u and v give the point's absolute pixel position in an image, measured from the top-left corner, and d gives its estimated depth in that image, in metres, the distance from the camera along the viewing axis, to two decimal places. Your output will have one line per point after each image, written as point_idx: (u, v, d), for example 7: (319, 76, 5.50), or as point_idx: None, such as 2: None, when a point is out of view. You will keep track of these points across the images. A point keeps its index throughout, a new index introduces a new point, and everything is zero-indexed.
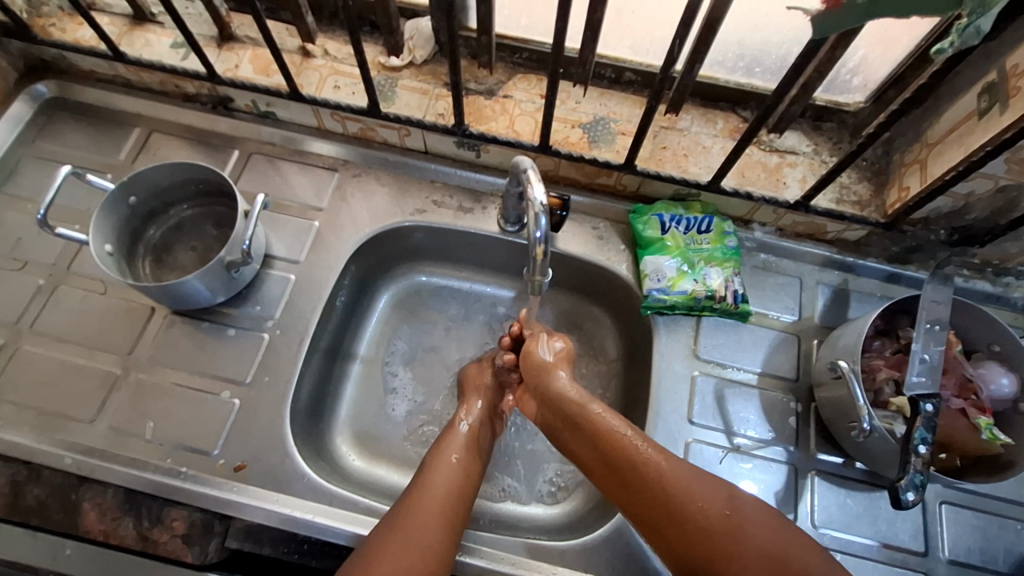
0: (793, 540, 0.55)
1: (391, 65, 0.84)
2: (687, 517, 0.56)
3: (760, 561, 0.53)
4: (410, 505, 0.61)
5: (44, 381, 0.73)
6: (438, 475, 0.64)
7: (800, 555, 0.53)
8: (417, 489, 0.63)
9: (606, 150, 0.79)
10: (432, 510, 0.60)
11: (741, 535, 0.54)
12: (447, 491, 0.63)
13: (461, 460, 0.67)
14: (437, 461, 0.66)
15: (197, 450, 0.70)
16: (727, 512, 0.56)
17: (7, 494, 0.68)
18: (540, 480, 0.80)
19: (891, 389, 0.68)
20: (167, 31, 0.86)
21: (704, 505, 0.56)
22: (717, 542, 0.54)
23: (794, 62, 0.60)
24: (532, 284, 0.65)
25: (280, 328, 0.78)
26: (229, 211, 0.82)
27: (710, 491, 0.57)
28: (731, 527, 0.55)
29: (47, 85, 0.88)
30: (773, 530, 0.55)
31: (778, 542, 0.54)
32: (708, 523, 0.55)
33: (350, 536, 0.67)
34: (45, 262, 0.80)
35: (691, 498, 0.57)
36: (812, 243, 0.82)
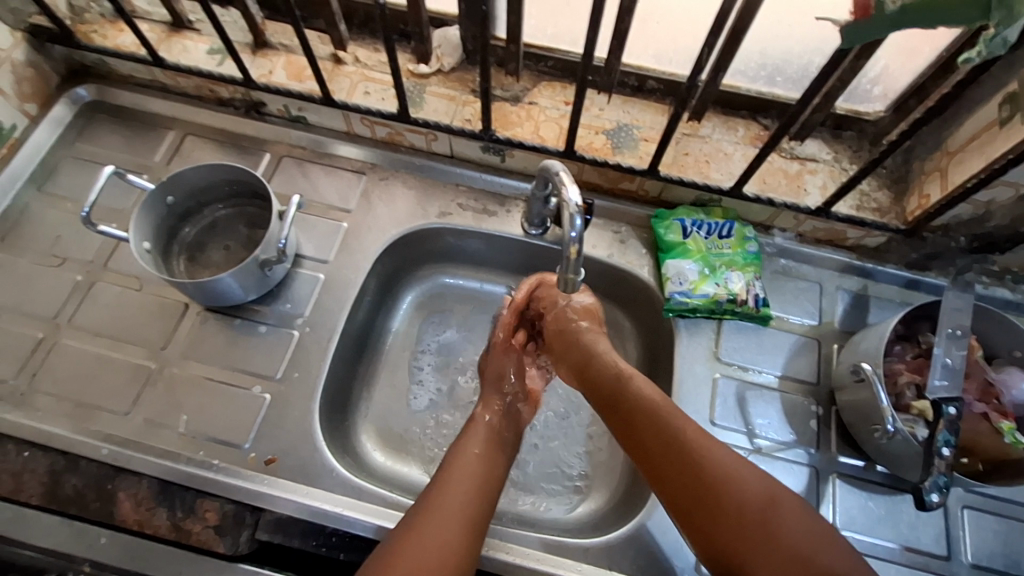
0: (824, 534, 0.51)
1: (420, 72, 0.86)
2: (714, 501, 0.53)
3: (789, 553, 0.50)
4: (438, 494, 0.61)
5: (81, 374, 0.75)
6: (460, 465, 0.64)
7: (835, 550, 0.50)
8: (443, 482, 0.62)
9: (630, 156, 0.81)
10: (458, 504, 0.60)
11: (772, 523, 0.51)
12: (469, 479, 0.63)
13: (484, 455, 0.66)
14: (460, 451, 0.66)
15: (229, 443, 0.72)
16: (759, 499, 0.53)
17: (45, 483, 0.70)
18: (563, 478, 0.81)
19: (913, 394, 0.69)
20: (204, 37, 0.89)
21: (743, 483, 0.54)
22: (744, 531, 0.52)
23: (820, 72, 0.62)
24: (565, 282, 0.65)
25: (309, 326, 0.79)
26: (262, 212, 0.84)
27: (743, 476, 0.54)
28: (759, 514, 0.52)
29: (87, 89, 0.92)
30: (804, 516, 0.52)
31: (811, 534, 0.51)
32: (737, 513, 0.52)
33: (372, 528, 0.68)
34: (83, 259, 0.82)
35: (718, 483, 0.54)
36: (831, 249, 0.83)
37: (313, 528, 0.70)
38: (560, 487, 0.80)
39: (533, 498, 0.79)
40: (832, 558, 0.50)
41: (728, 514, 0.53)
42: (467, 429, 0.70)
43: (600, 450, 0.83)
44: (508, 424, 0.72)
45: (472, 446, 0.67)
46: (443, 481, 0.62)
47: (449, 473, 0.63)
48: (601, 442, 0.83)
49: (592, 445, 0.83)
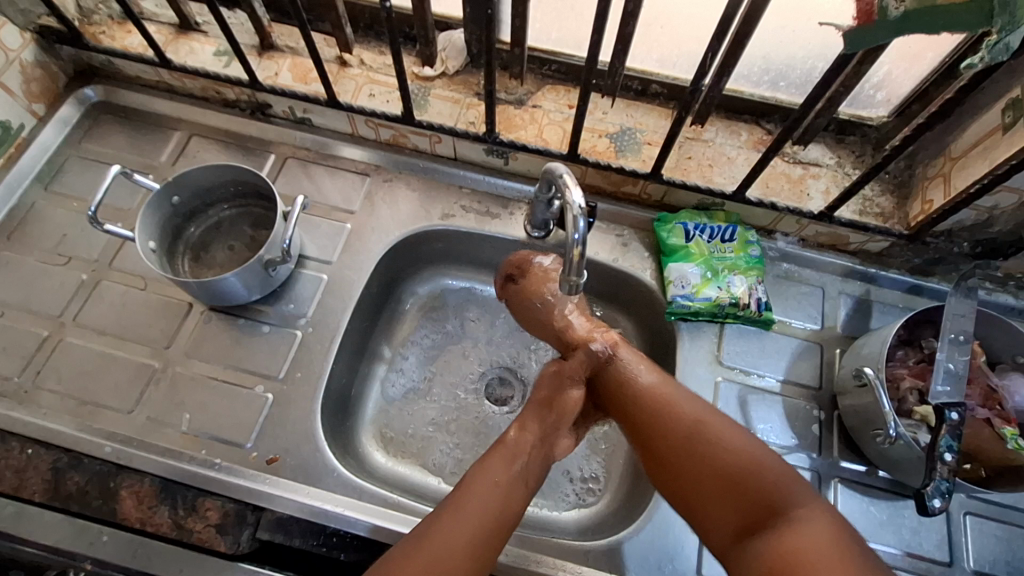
0: (761, 459, 0.58)
1: (424, 75, 0.87)
2: (654, 437, 0.62)
3: (719, 475, 0.57)
4: (449, 515, 0.57)
5: (85, 372, 0.76)
6: (476, 494, 0.59)
7: (770, 473, 0.57)
8: (460, 501, 0.58)
9: (633, 159, 0.81)
10: (473, 526, 0.57)
11: (704, 452, 0.59)
12: (484, 511, 0.58)
13: (506, 482, 0.60)
14: (479, 476, 0.60)
15: (231, 442, 0.72)
16: (692, 431, 0.60)
17: (48, 480, 0.70)
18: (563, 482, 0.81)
19: (916, 399, 0.69)
20: (211, 39, 0.90)
21: (725, 443, 0.59)
22: (680, 462, 0.59)
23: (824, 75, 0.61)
24: (567, 285, 0.63)
25: (312, 326, 0.80)
26: (266, 213, 0.85)
27: (678, 410, 0.62)
28: (689, 443, 0.60)
29: (94, 89, 0.92)
30: (740, 444, 0.59)
31: (751, 464, 0.57)
32: (671, 444, 0.60)
33: (367, 527, 0.68)
34: (88, 257, 0.83)
35: (657, 420, 0.62)
36: (834, 254, 0.83)
37: (314, 528, 0.70)
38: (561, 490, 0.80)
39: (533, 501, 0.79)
40: (763, 482, 0.56)
41: (666, 447, 0.61)
42: (493, 448, 0.63)
43: (601, 453, 0.83)
44: (538, 451, 0.64)
45: (495, 466, 0.61)
46: (458, 502, 0.58)
47: (467, 492, 0.59)
48: (603, 445, 0.83)
49: (592, 448, 0.83)
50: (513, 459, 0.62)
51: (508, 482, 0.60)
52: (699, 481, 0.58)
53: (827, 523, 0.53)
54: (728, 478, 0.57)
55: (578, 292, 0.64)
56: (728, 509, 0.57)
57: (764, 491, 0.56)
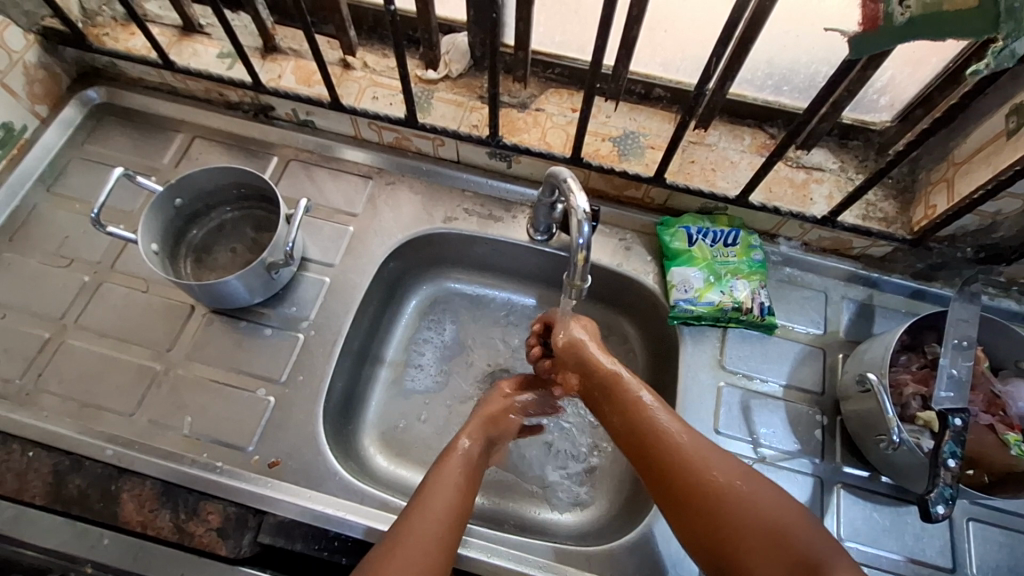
0: (797, 518, 0.54)
1: (428, 78, 0.87)
2: (690, 486, 0.57)
3: (763, 532, 0.53)
4: (417, 513, 0.60)
5: (86, 374, 0.76)
6: (438, 493, 0.62)
7: (807, 532, 0.53)
8: (420, 501, 0.61)
9: (636, 163, 0.81)
10: (433, 529, 0.59)
11: (746, 506, 0.55)
12: (447, 508, 0.61)
13: (460, 485, 0.64)
14: (438, 478, 0.64)
15: (233, 445, 0.72)
16: (733, 486, 0.56)
17: (49, 482, 0.70)
18: (566, 486, 0.80)
19: (918, 404, 0.69)
20: (214, 41, 0.90)
21: (758, 503, 0.55)
22: (720, 514, 0.55)
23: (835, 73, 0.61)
24: (572, 289, 0.64)
25: (315, 329, 0.80)
26: (268, 215, 0.85)
27: (719, 464, 0.58)
28: (734, 495, 0.55)
29: (97, 91, 0.92)
30: (778, 503, 0.55)
31: (787, 520, 0.53)
32: (711, 496, 0.56)
33: (363, 530, 0.68)
34: (90, 259, 0.83)
35: (691, 467, 0.58)
36: (837, 259, 0.83)
37: (315, 532, 0.70)
38: (563, 495, 0.80)
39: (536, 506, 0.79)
40: (805, 540, 0.52)
41: (702, 499, 0.56)
42: (443, 457, 0.67)
43: (602, 457, 0.82)
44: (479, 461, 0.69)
45: (448, 472, 0.65)
46: (417, 505, 0.61)
47: (422, 495, 0.62)
48: (605, 450, 0.83)
49: (594, 453, 0.83)
50: (460, 464, 0.66)
51: (459, 486, 0.64)
52: (742, 538, 0.53)
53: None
54: (771, 536, 0.53)
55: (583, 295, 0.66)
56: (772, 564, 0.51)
57: (806, 549, 0.51)
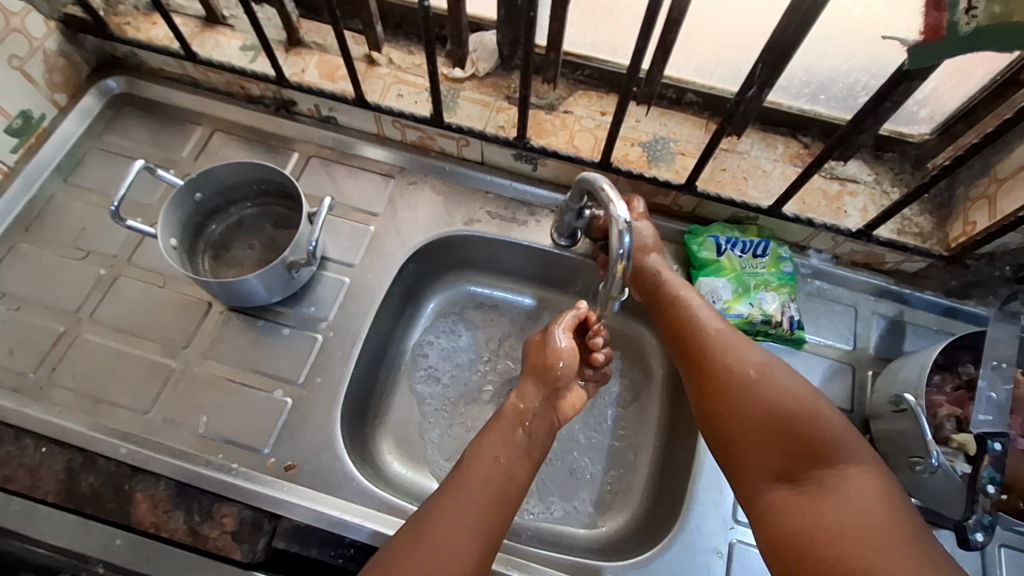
0: (846, 440, 0.54)
1: (454, 76, 0.85)
2: (703, 373, 0.62)
3: (763, 413, 0.57)
4: (453, 494, 0.59)
5: (101, 370, 0.74)
6: (478, 472, 0.61)
7: (848, 451, 0.53)
8: (460, 479, 0.60)
9: (665, 169, 0.80)
10: (475, 505, 0.58)
11: (765, 389, 0.58)
12: (486, 486, 0.60)
13: (506, 457, 0.63)
14: (480, 453, 0.63)
15: (248, 447, 0.71)
16: (782, 394, 0.57)
17: (62, 480, 0.68)
18: (561, 504, 0.78)
19: (952, 426, 0.67)
20: (237, 33, 0.88)
21: (813, 417, 0.55)
22: (720, 397, 0.60)
23: (867, 102, 0.62)
24: (609, 301, 0.63)
25: (333, 330, 0.78)
26: (289, 212, 0.83)
27: (768, 371, 0.60)
28: (737, 390, 0.59)
29: (117, 81, 0.91)
30: (809, 402, 0.56)
31: (809, 415, 0.55)
32: (714, 384, 0.61)
33: (369, 533, 0.67)
34: (107, 253, 0.81)
35: (709, 353, 0.63)
36: (867, 273, 0.81)
37: (332, 538, 0.68)
38: (556, 510, 0.78)
39: (532, 519, 0.77)
40: (818, 429, 0.55)
41: (742, 386, 0.59)
42: (493, 422, 0.67)
43: (623, 469, 0.81)
44: (542, 416, 0.68)
45: (491, 445, 0.64)
46: (458, 483, 0.60)
47: (467, 472, 0.61)
48: (626, 462, 0.81)
49: (614, 464, 0.81)
50: (511, 434, 0.65)
51: (504, 456, 0.63)
52: (742, 423, 0.58)
53: (879, 484, 0.51)
54: (774, 417, 0.56)
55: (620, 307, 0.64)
56: (772, 455, 0.56)
57: (806, 435, 0.54)
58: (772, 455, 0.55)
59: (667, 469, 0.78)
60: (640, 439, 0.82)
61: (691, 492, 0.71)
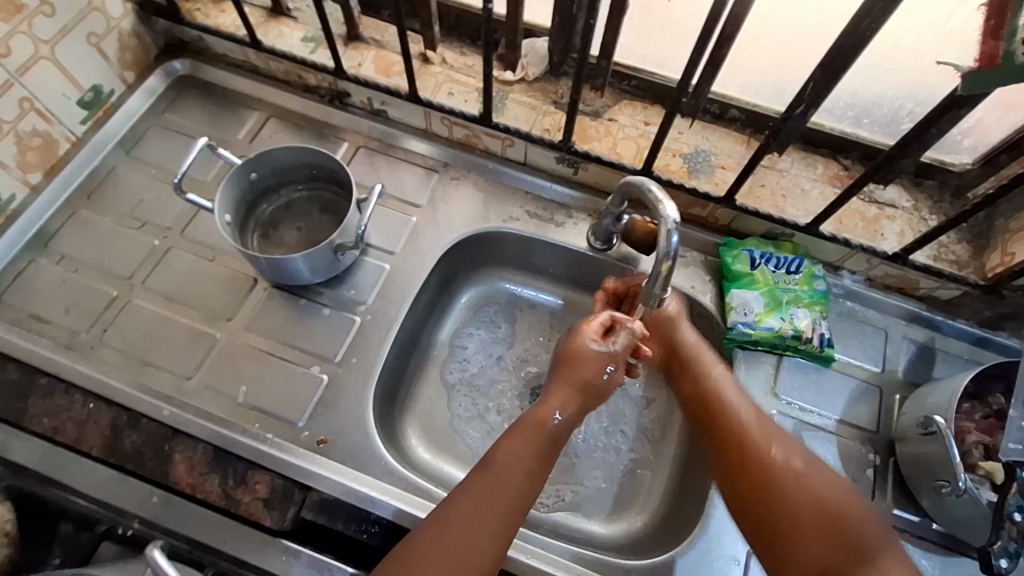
0: (880, 538, 0.55)
1: (505, 79, 0.88)
2: (744, 457, 0.62)
3: (813, 513, 0.56)
4: (476, 504, 0.58)
5: (149, 334, 0.78)
6: (502, 479, 0.60)
7: (881, 549, 0.54)
8: (486, 477, 0.60)
9: (705, 181, 0.81)
10: (497, 508, 0.58)
11: (804, 481, 0.58)
12: (512, 492, 0.59)
13: (532, 471, 0.62)
14: (511, 459, 0.61)
15: (284, 419, 0.73)
16: (824, 491, 0.57)
17: (106, 435, 0.71)
18: (576, 491, 0.80)
19: (980, 454, 0.67)
20: (300, 25, 0.92)
21: (852, 516, 0.56)
22: (763, 486, 0.59)
23: (917, 125, 0.63)
24: (651, 298, 0.67)
25: (371, 313, 0.81)
26: (336, 198, 0.86)
27: (807, 463, 0.60)
28: (773, 476, 0.59)
29: (181, 63, 0.96)
30: (842, 492, 0.58)
31: (847, 506, 0.57)
32: (750, 466, 0.61)
33: (394, 511, 0.69)
34: (162, 224, 0.85)
35: (749, 439, 0.63)
36: (900, 297, 0.82)
37: (358, 514, 0.69)
38: (576, 507, 0.79)
39: (545, 509, 0.79)
40: (858, 525, 0.55)
41: (780, 477, 0.59)
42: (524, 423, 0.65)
43: (643, 472, 0.82)
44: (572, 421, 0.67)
45: (519, 446, 0.63)
46: (486, 479, 0.60)
47: (495, 472, 0.61)
48: (646, 466, 0.82)
49: (635, 467, 0.82)
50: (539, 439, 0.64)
51: (532, 458, 0.63)
52: (786, 509, 0.57)
53: None
54: (819, 511, 0.56)
55: (662, 305, 0.68)
56: (814, 546, 0.55)
57: (852, 531, 0.55)
58: (817, 550, 0.55)
59: (688, 476, 0.79)
60: (662, 445, 0.83)
61: (711, 500, 0.72)
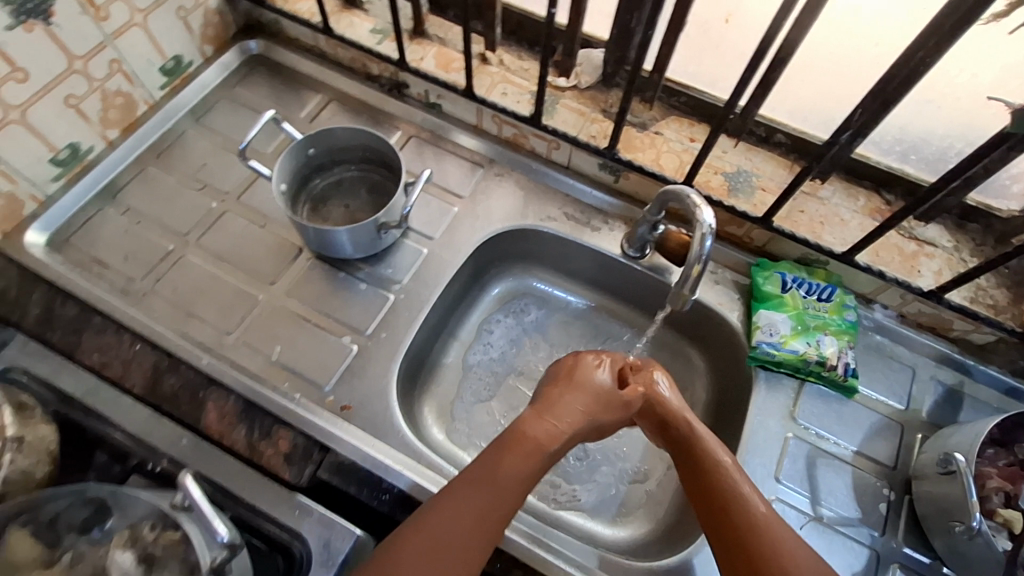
0: None
1: (558, 85, 0.91)
2: (742, 540, 0.56)
3: None
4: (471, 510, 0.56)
5: (198, 288, 0.83)
6: (497, 494, 0.57)
7: None
8: (482, 486, 0.57)
9: (744, 201, 0.82)
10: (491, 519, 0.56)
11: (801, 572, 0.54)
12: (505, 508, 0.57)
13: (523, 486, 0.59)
14: (508, 475, 0.58)
15: (313, 382, 0.77)
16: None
17: (148, 377, 0.75)
18: (588, 492, 0.81)
19: (1001, 500, 0.65)
20: (370, 17, 0.97)
21: None
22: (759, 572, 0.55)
23: (959, 161, 0.63)
24: (678, 299, 0.69)
25: (405, 293, 0.84)
26: (384, 181, 0.90)
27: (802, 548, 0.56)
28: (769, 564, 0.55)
29: (256, 43, 1.02)
30: None
31: None
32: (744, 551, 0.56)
33: (407, 481, 0.71)
34: (221, 188, 0.91)
35: (741, 524, 0.57)
36: (932, 337, 0.81)
37: (372, 480, 0.71)
38: (582, 505, 0.80)
39: (555, 504, 0.80)
40: None
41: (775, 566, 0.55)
42: (523, 441, 0.61)
43: (652, 480, 0.82)
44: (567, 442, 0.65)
45: (521, 464, 0.59)
46: (487, 486, 0.57)
47: (493, 483, 0.58)
48: (656, 475, 0.83)
49: (644, 474, 0.83)
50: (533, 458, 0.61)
51: (531, 478, 0.60)
52: None
53: None
54: None
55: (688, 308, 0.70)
56: None
57: None
58: None
59: None
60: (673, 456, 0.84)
61: None
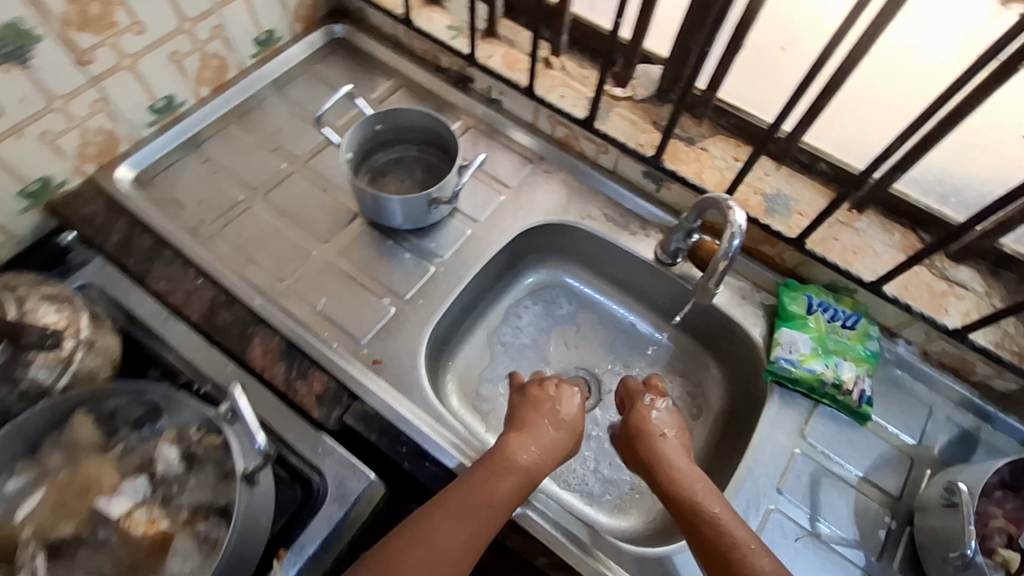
0: None
1: (613, 94, 0.97)
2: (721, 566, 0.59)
3: None
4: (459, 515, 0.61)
5: (259, 237, 0.90)
6: (481, 504, 0.62)
7: None
8: (464, 496, 0.62)
9: (780, 221, 0.85)
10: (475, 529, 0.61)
11: None
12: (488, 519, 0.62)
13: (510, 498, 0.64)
14: (486, 488, 0.63)
15: (350, 335, 0.83)
16: None
17: (205, 308, 0.82)
18: (596, 478, 0.85)
19: (1001, 540, 0.66)
20: (447, 14, 1.05)
21: None
22: None
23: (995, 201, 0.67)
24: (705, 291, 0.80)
25: (445, 267, 0.89)
26: (440, 163, 0.96)
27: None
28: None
29: (341, 27, 1.10)
30: None
31: None
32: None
33: (424, 437, 0.76)
34: (292, 152, 0.99)
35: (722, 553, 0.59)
36: (953, 378, 0.81)
37: (390, 431, 0.76)
38: (587, 490, 0.84)
39: (564, 485, 0.84)
40: None
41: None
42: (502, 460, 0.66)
43: None
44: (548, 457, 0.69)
45: (504, 481, 0.64)
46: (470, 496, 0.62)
47: (478, 494, 0.63)
48: None
49: None
50: (510, 475, 0.65)
51: (513, 497, 0.65)
52: None
53: None
54: None
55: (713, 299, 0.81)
56: None
57: None
58: None
59: None
60: None
61: None
